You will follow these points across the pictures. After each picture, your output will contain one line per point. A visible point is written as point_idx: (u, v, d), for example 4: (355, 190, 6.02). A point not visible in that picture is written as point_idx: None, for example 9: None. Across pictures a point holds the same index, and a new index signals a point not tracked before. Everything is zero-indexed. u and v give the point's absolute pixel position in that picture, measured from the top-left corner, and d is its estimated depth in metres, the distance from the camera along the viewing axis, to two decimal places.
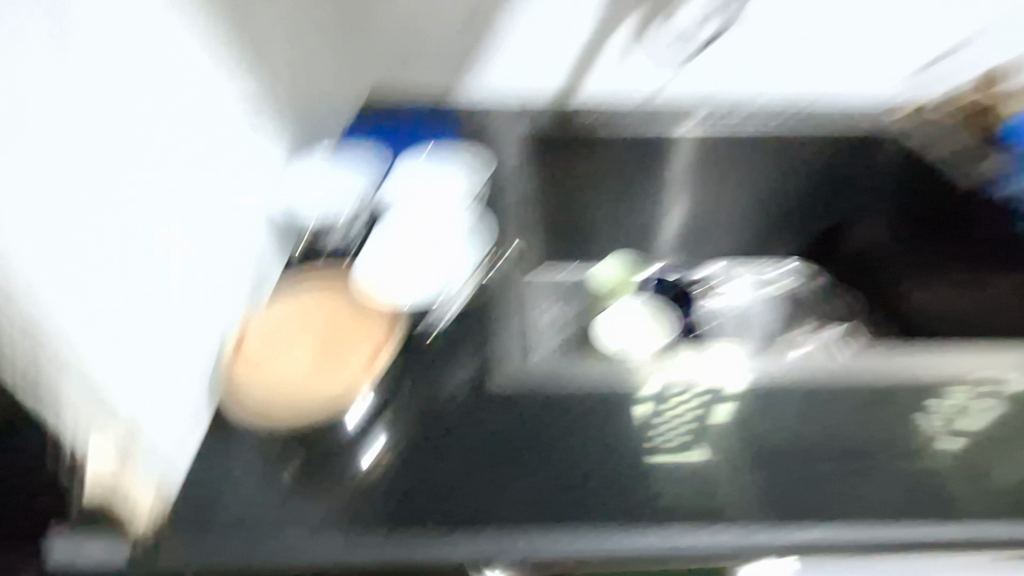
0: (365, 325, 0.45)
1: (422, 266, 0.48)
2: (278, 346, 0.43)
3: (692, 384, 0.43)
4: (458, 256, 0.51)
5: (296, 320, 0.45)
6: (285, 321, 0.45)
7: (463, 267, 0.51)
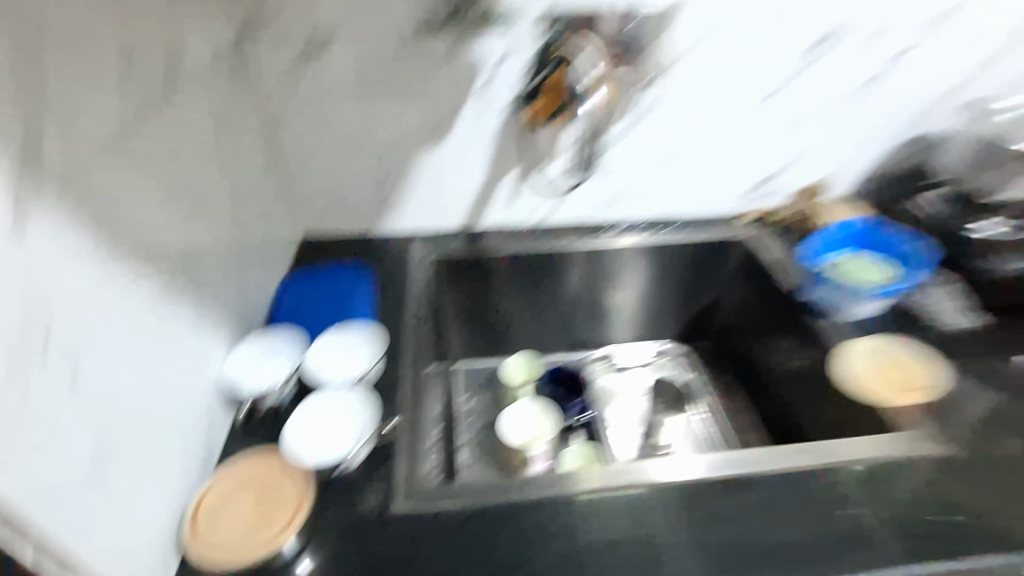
0: (284, 498, 0.56)
1: (331, 434, 0.60)
2: (219, 521, 0.53)
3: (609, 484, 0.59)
4: (350, 425, 0.62)
5: (227, 498, 0.55)
6: (223, 500, 0.55)
7: (358, 432, 0.62)
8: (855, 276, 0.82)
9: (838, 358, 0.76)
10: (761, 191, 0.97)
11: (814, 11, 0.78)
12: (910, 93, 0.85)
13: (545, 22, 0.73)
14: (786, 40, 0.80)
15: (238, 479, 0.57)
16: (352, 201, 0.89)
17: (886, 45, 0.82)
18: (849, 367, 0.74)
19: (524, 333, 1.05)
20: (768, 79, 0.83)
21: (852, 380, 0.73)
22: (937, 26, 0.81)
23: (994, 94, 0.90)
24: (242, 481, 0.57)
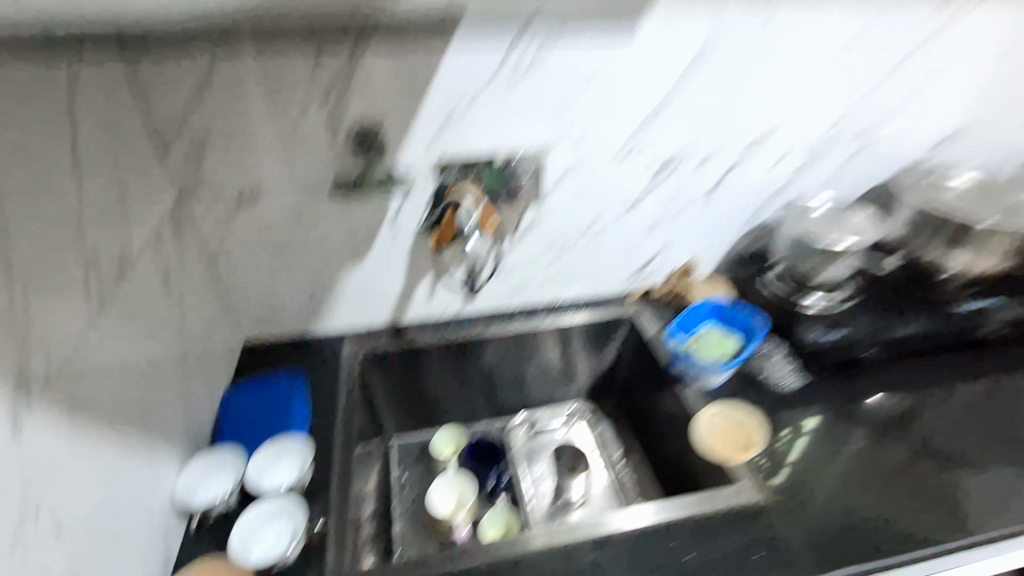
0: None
1: (266, 542, 0.72)
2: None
3: (533, 541, 0.78)
4: (265, 526, 0.74)
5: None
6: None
7: (277, 531, 0.74)
8: (708, 353, 1.01)
9: (696, 426, 0.93)
10: (640, 273, 1.18)
11: (655, 145, 0.98)
12: (733, 189, 1.08)
13: (437, 171, 0.90)
14: (637, 166, 1.00)
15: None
16: (286, 310, 1.03)
17: (717, 164, 1.03)
18: (703, 433, 0.92)
19: (450, 407, 1.19)
20: (628, 193, 1.03)
21: (706, 445, 0.91)
22: (755, 147, 1.03)
23: (813, 189, 1.12)
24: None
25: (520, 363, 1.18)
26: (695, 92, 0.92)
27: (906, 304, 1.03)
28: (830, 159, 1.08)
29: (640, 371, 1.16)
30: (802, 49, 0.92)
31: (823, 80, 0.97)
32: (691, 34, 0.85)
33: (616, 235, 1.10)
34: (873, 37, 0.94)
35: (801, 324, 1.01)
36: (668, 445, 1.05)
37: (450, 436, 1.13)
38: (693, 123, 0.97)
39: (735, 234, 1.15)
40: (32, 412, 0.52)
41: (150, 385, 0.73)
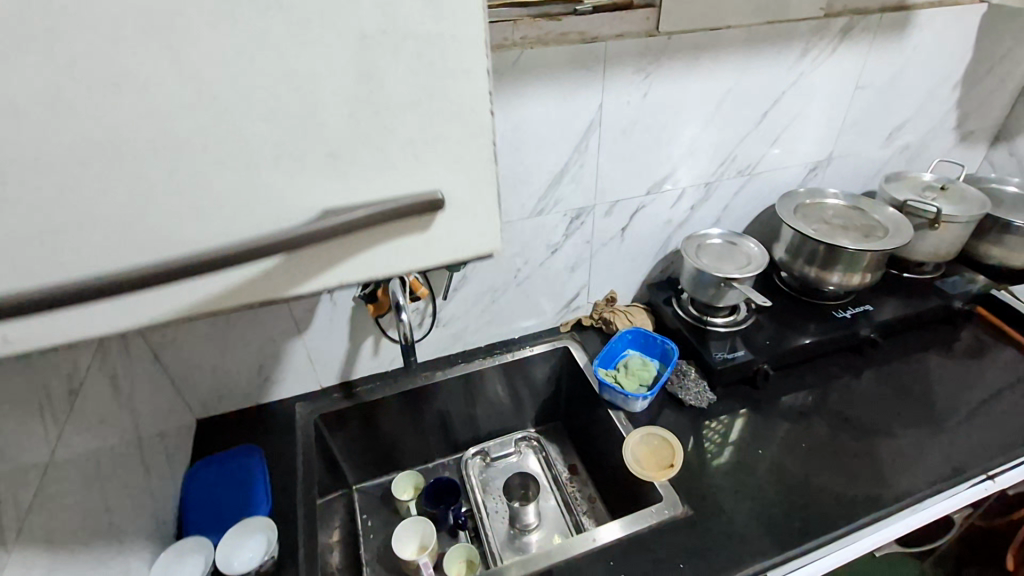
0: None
1: None
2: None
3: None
4: None
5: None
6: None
7: None
8: (632, 381, 1.12)
9: (630, 449, 1.04)
10: (570, 307, 1.29)
11: (567, 202, 1.10)
12: (640, 226, 1.21)
13: None
14: (553, 220, 1.11)
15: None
16: (239, 385, 1.09)
17: (624, 209, 1.16)
18: (634, 455, 1.04)
19: (406, 449, 1.27)
20: (547, 243, 1.15)
21: (637, 464, 1.02)
22: (656, 192, 1.17)
23: (711, 219, 1.27)
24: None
25: (468, 401, 1.28)
26: (593, 156, 1.06)
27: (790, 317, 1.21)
28: (720, 190, 1.22)
29: (578, 395, 1.27)
30: (677, 113, 1.07)
31: (703, 133, 1.12)
32: (578, 112, 1.00)
33: (543, 277, 1.21)
34: (739, 96, 1.10)
35: (707, 347, 1.15)
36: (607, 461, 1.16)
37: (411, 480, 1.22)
38: (598, 181, 1.10)
39: (648, 263, 1.29)
40: (11, 554, 0.58)
41: (115, 481, 0.79)
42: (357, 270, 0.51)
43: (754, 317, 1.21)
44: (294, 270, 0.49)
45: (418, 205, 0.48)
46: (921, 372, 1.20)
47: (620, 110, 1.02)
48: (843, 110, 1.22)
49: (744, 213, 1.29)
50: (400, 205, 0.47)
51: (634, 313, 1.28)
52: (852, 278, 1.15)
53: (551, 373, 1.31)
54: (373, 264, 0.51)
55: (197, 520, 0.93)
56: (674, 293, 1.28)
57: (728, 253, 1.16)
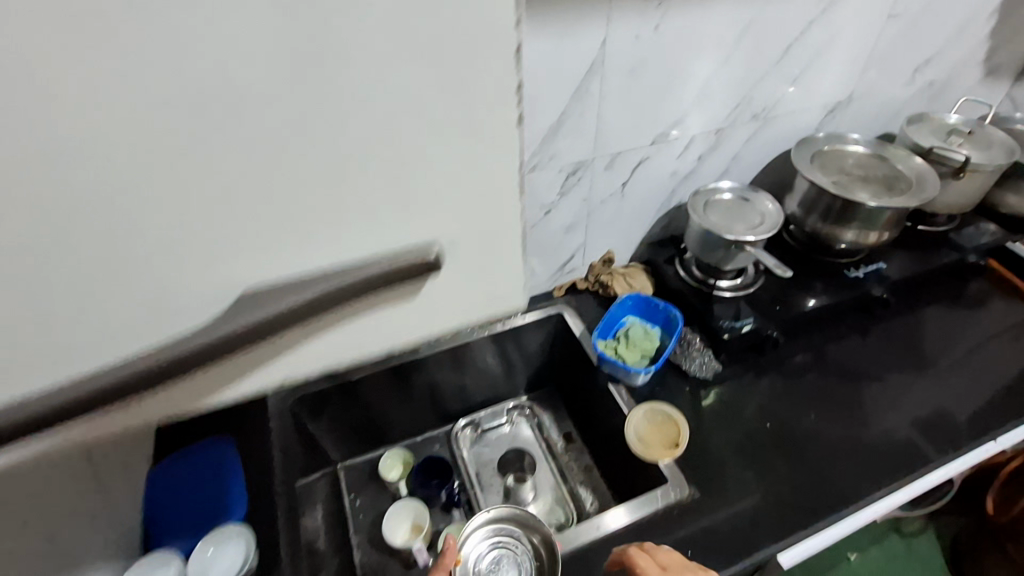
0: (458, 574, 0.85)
1: None
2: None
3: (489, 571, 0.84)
4: None
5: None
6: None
7: None
8: (634, 354, 1.05)
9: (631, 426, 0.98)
10: (564, 270, 1.19)
11: (564, 157, 0.96)
12: (642, 180, 1.09)
13: None
14: (547, 178, 0.98)
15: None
16: None
17: (625, 163, 1.04)
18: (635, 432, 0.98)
19: (393, 424, 1.20)
20: (541, 203, 1.02)
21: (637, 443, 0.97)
22: (663, 143, 1.04)
23: (719, 171, 1.15)
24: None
25: (457, 373, 1.20)
26: (594, 102, 0.91)
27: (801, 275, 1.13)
28: (730, 138, 1.10)
29: (574, 363, 1.20)
30: (692, 50, 0.92)
31: (718, 74, 0.98)
32: (578, 51, 0.84)
33: (534, 241, 1.09)
34: (761, 29, 0.95)
35: (712, 314, 1.07)
36: (607, 434, 1.11)
37: (399, 458, 1.16)
38: (599, 132, 0.96)
39: (648, 220, 1.18)
40: None
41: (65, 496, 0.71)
42: (342, 337, 0.44)
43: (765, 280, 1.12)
44: (266, 349, 0.42)
45: (410, 267, 0.39)
46: (931, 330, 1.15)
47: (627, 47, 0.87)
48: (871, 44, 1.08)
49: (753, 162, 1.17)
50: (391, 267, 0.39)
51: (633, 276, 1.19)
52: (868, 237, 1.05)
53: (545, 340, 1.23)
54: (386, 327, 0.45)
55: (172, 522, 0.87)
56: (676, 254, 1.19)
57: (740, 212, 1.05)
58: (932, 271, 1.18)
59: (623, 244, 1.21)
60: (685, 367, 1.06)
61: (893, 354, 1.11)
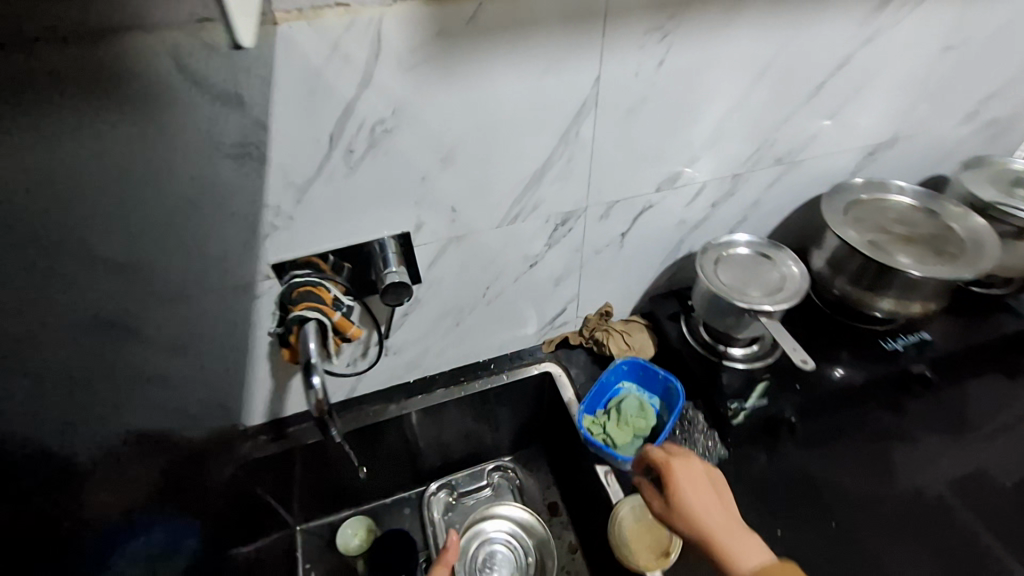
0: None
1: None
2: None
3: None
4: None
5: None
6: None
7: None
8: (625, 434, 0.91)
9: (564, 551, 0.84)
10: (554, 323, 1.06)
11: (549, 206, 0.83)
12: (643, 226, 0.95)
13: (277, 273, 0.76)
14: (530, 229, 0.85)
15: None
16: None
17: (623, 212, 0.90)
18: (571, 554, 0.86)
19: (358, 485, 1.09)
20: (525, 255, 0.89)
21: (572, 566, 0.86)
22: (668, 189, 0.90)
23: (735, 220, 1.01)
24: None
25: (431, 433, 1.08)
26: (585, 147, 0.78)
27: (826, 343, 0.98)
28: (748, 182, 0.95)
29: (560, 427, 1.07)
30: (702, 89, 0.78)
31: (734, 114, 0.83)
32: (562, 89, 0.71)
33: (518, 294, 0.96)
34: (788, 63, 0.80)
35: (719, 389, 0.92)
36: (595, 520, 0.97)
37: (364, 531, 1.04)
38: (591, 179, 0.83)
39: (652, 271, 1.04)
40: None
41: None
42: None
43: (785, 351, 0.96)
44: None
45: None
46: (981, 414, 0.98)
47: (624, 86, 0.73)
48: (920, 80, 0.92)
49: (775, 208, 1.02)
50: None
51: (631, 333, 1.05)
52: (909, 307, 0.90)
53: (530, 398, 1.10)
54: None
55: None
56: (682, 313, 1.04)
57: (759, 277, 0.90)
58: (981, 343, 1.01)
59: (622, 295, 1.07)
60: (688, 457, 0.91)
61: (931, 443, 0.95)
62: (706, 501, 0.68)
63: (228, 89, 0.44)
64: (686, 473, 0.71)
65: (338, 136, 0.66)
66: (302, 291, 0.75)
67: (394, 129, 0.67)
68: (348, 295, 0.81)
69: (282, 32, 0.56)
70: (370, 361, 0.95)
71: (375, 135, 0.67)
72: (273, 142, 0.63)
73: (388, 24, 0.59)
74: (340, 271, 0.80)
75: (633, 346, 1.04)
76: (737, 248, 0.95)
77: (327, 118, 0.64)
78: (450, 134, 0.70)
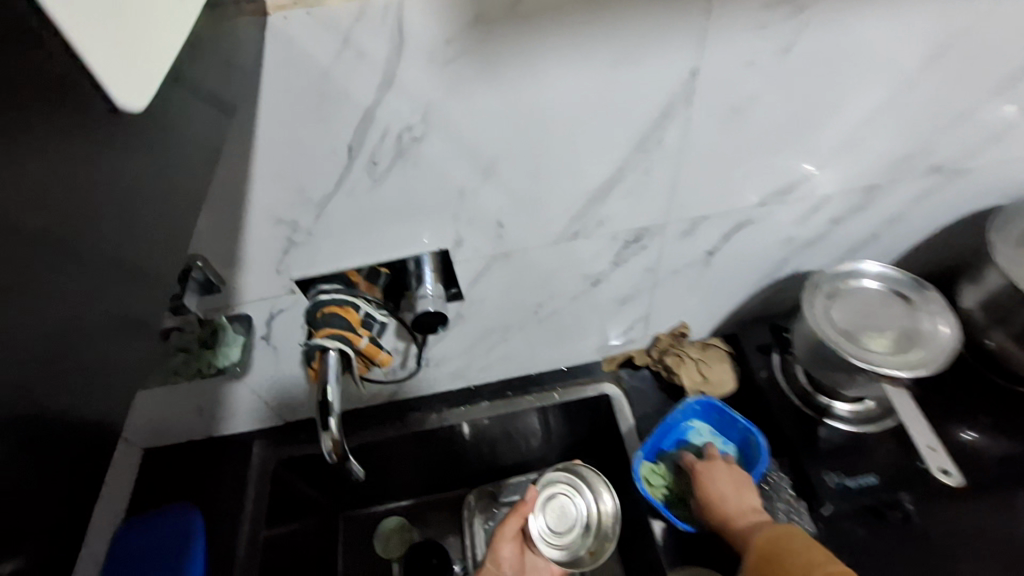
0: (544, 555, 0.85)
1: None
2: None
3: None
4: None
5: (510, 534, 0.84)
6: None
7: None
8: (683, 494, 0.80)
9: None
10: (618, 341, 0.93)
11: (618, 223, 0.68)
12: (735, 243, 0.77)
13: (302, 288, 0.69)
14: (593, 247, 0.71)
15: (504, 537, 0.84)
16: (183, 426, 0.88)
17: (715, 228, 0.73)
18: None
19: (396, 488, 1.03)
20: (585, 274, 0.75)
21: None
22: (776, 203, 0.72)
23: (860, 237, 0.82)
24: (502, 540, 0.84)
25: (474, 445, 0.99)
26: (669, 156, 0.61)
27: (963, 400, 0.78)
28: (881, 191, 0.75)
29: (616, 456, 0.96)
30: (837, 81, 0.59)
31: (878, 118, 0.65)
32: (640, 86, 0.54)
33: (577, 311, 0.83)
34: (963, 42, 0.59)
35: (811, 455, 0.78)
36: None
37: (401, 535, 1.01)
38: (675, 192, 0.66)
39: (742, 291, 0.86)
40: None
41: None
42: None
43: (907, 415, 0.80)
44: None
45: None
46: None
47: (727, 81, 0.56)
48: None
49: (909, 222, 0.81)
50: None
51: (709, 363, 0.89)
52: None
53: (583, 422, 0.98)
54: None
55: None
56: (775, 346, 0.87)
57: (892, 332, 0.73)
58: None
59: (702, 315, 0.91)
60: None
61: None
62: (733, 492, 0.74)
63: (187, 129, 0.34)
64: (714, 470, 0.76)
65: (358, 145, 0.54)
66: (327, 313, 0.66)
67: (424, 137, 0.55)
68: (383, 309, 0.71)
69: (274, 25, 0.44)
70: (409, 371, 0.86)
71: (403, 144, 0.55)
72: (284, 150, 0.53)
73: (411, 7, 0.45)
74: (375, 278, 0.70)
75: (710, 378, 0.88)
76: (864, 288, 0.77)
77: (342, 126, 0.52)
78: (492, 143, 0.56)
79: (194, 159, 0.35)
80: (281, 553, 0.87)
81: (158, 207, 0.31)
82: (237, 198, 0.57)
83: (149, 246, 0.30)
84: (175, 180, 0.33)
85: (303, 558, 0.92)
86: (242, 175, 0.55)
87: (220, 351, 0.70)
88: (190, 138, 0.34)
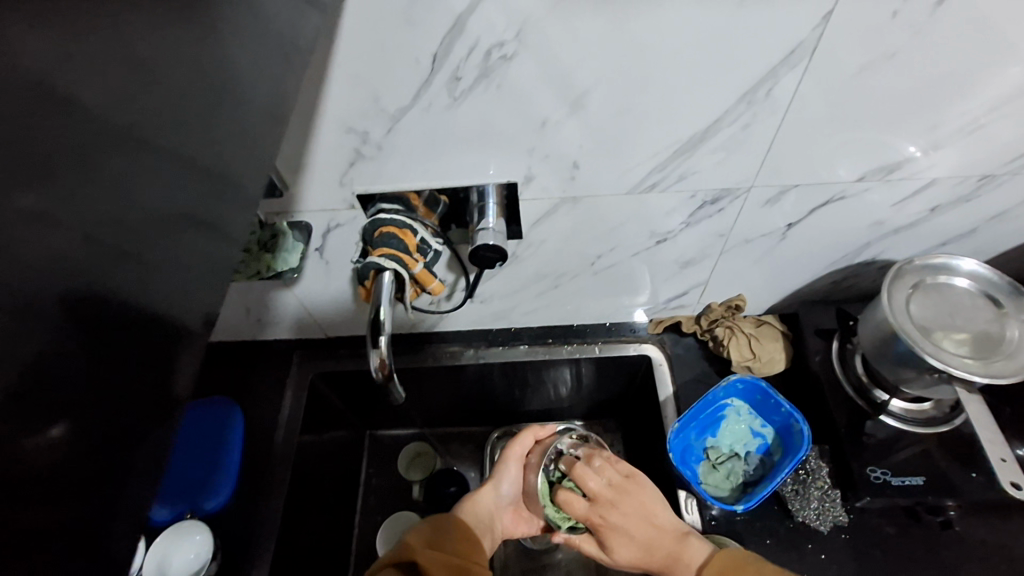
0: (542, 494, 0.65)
1: None
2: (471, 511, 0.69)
3: None
4: None
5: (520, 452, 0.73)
6: (443, 525, 0.63)
7: None
8: (722, 481, 0.80)
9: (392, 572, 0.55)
10: (668, 303, 0.90)
11: (702, 180, 0.64)
12: (819, 217, 0.71)
13: (362, 204, 0.67)
14: (667, 202, 0.67)
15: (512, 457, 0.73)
16: (229, 325, 0.90)
17: (802, 198, 0.68)
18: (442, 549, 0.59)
19: (421, 415, 1.05)
20: (653, 231, 0.72)
21: (474, 555, 0.61)
22: (875, 180, 0.66)
23: (956, 230, 0.75)
24: (510, 458, 0.73)
25: (505, 387, 0.99)
26: (775, 111, 0.56)
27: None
28: (992, 182, 0.68)
29: (645, 417, 0.95)
30: (987, 50, 0.51)
31: (1014, 103, 0.57)
32: (761, 26, 0.48)
33: (633, 267, 0.80)
34: None
35: (858, 451, 0.75)
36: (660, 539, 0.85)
37: (424, 458, 1.04)
38: (770, 151, 0.61)
39: (811, 270, 0.82)
40: None
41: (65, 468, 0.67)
42: None
43: (966, 424, 0.76)
44: None
45: None
46: None
47: (863, 32, 0.49)
48: None
49: (1010, 221, 0.75)
50: None
51: (762, 341, 0.85)
52: None
53: (617, 380, 0.96)
54: None
55: (179, 476, 0.81)
56: (837, 332, 0.83)
57: (977, 338, 0.68)
58: None
59: (761, 291, 0.87)
60: (804, 518, 0.75)
61: None
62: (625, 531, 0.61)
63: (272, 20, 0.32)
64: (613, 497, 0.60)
65: (442, 57, 0.51)
66: (384, 233, 0.64)
67: (515, 56, 0.50)
68: (438, 237, 0.69)
69: None
70: (455, 301, 0.85)
71: (491, 62, 0.51)
72: (364, 54, 0.50)
73: None
74: (434, 205, 0.68)
75: (761, 355, 0.85)
76: (953, 286, 0.72)
77: (430, 37, 0.49)
78: (587, 73, 0.52)
79: (278, 51, 0.32)
80: (314, 457, 0.91)
81: (243, 99, 0.29)
82: (310, 103, 0.55)
83: (238, 141, 0.29)
84: (264, 73, 0.31)
85: (331, 465, 0.96)
86: (318, 81, 0.53)
87: (280, 256, 0.70)
88: (275, 30, 0.32)
